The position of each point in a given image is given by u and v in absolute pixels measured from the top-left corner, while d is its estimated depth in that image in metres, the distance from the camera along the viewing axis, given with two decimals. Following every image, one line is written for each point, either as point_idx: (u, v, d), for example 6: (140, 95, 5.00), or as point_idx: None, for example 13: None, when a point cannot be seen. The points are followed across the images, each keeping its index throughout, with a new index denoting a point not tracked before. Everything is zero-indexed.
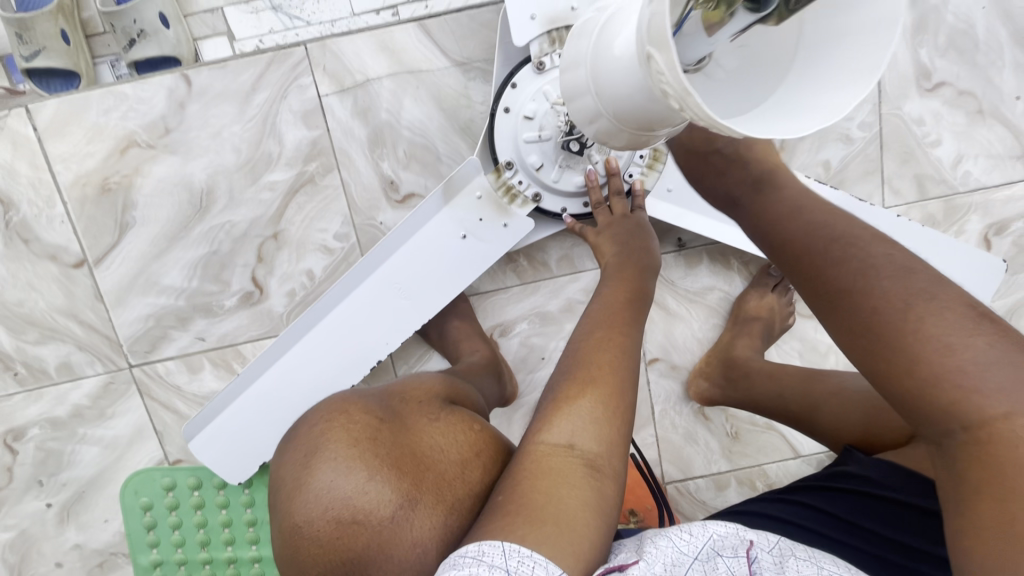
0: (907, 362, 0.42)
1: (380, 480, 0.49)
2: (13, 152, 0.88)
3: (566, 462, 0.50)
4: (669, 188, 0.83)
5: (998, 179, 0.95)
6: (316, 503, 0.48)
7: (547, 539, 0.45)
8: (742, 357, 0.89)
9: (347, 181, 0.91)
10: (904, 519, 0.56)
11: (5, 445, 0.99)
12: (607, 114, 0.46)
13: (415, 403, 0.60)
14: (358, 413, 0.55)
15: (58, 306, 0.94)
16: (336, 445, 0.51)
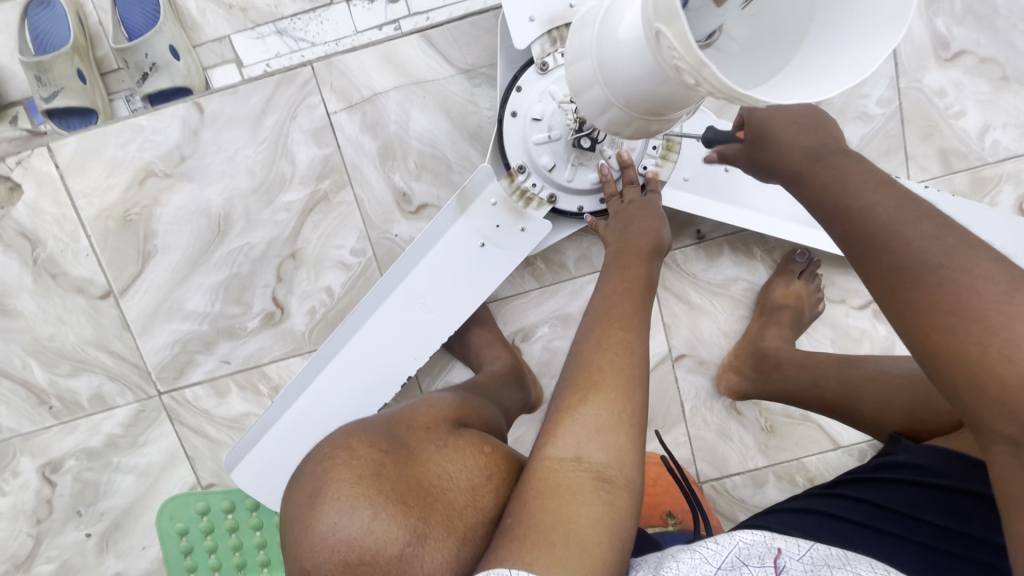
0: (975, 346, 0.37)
1: (387, 516, 0.47)
2: (38, 191, 0.91)
3: (577, 479, 0.49)
4: (685, 177, 0.81)
5: None
6: (322, 546, 0.46)
7: (559, 562, 0.43)
8: (772, 347, 0.86)
9: (360, 197, 0.91)
10: (974, 513, 0.51)
11: (43, 478, 1.01)
12: (621, 103, 0.44)
13: (422, 429, 0.57)
14: (360, 448, 0.52)
15: (88, 337, 0.95)
16: (339, 485, 0.49)
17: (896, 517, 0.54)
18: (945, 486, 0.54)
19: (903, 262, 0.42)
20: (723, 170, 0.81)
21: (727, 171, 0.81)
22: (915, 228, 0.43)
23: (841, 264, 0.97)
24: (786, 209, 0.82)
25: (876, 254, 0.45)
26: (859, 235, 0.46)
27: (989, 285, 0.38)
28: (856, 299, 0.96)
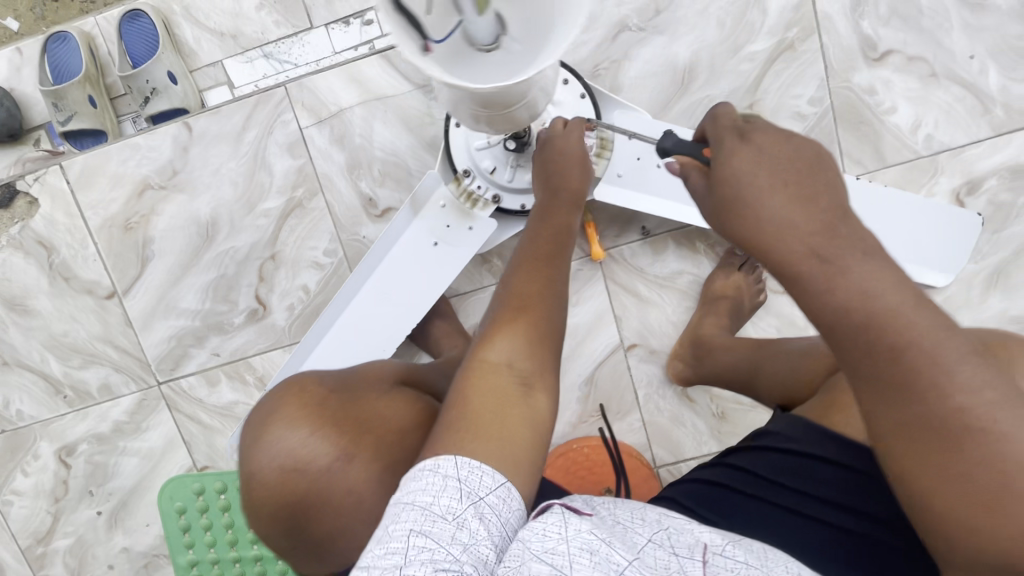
0: (889, 374, 0.43)
1: (324, 435, 0.54)
2: (52, 204, 1.03)
3: (509, 381, 0.57)
4: (619, 173, 0.87)
5: (962, 139, 0.94)
6: (265, 454, 0.53)
7: (493, 451, 0.51)
8: (708, 335, 0.92)
9: (330, 203, 1.00)
10: (831, 478, 0.59)
11: (60, 460, 1.13)
12: (483, 117, 0.54)
13: (367, 379, 0.64)
14: (311, 383, 0.59)
15: (96, 333, 1.07)
16: (284, 408, 0.55)
17: (765, 484, 0.63)
18: (807, 453, 0.61)
19: (846, 285, 0.43)
20: (654, 166, 0.87)
21: (659, 166, 0.87)
22: (841, 251, 0.44)
23: None
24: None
25: (792, 275, 0.45)
26: (800, 243, 0.45)
27: (895, 325, 0.42)
28: None
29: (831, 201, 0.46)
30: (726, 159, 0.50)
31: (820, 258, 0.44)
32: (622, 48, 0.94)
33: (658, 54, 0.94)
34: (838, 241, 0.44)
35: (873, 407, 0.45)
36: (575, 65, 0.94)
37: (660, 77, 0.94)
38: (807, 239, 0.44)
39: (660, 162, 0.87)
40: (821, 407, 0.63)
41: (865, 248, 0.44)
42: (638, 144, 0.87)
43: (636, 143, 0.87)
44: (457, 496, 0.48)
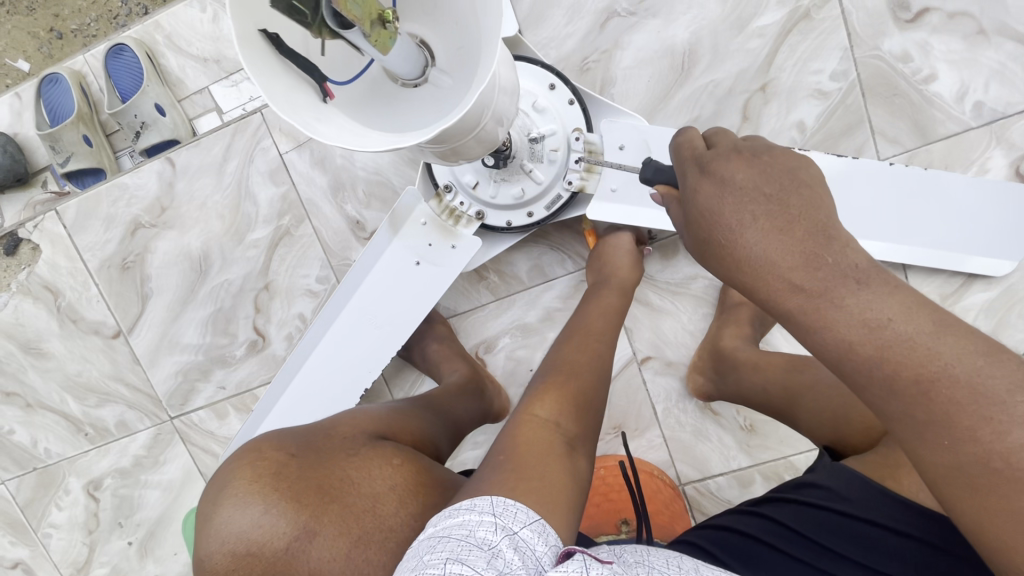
0: (927, 402, 0.35)
1: (278, 515, 0.51)
2: (53, 249, 1.04)
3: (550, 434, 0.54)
4: (612, 188, 0.79)
5: (1021, 103, 0.81)
6: (216, 539, 0.51)
7: (542, 496, 0.45)
8: (731, 348, 0.83)
9: (318, 228, 0.97)
10: (889, 546, 0.51)
11: (89, 494, 1.16)
12: (433, 152, 0.49)
13: (336, 439, 0.60)
14: (269, 449, 0.56)
15: (107, 372, 1.08)
16: (239, 483, 0.53)
17: (812, 547, 0.53)
18: (861, 516, 0.52)
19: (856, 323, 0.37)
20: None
21: None
22: (828, 271, 0.38)
23: None
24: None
25: (797, 296, 0.39)
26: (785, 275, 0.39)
27: (914, 345, 0.36)
28: None
29: (812, 225, 0.40)
30: (691, 197, 0.45)
31: (806, 293, 0.38)
32: (612, 38, 0.85)
33: (653, 39, 0.85)
34: (824, 274, 0.38)
35: (917, 448, 0.36)
36: (562, 59, 0.86)
37: (657, 64, 0.85)
38: (788, 274, 0.39)
39: None
40: (877, 467, 0.53)
41: (859, 277, 0.38)
42: (631, 153, 0.78)
43: (629, 152, 0.78)
44: (492, 529, 0.40)
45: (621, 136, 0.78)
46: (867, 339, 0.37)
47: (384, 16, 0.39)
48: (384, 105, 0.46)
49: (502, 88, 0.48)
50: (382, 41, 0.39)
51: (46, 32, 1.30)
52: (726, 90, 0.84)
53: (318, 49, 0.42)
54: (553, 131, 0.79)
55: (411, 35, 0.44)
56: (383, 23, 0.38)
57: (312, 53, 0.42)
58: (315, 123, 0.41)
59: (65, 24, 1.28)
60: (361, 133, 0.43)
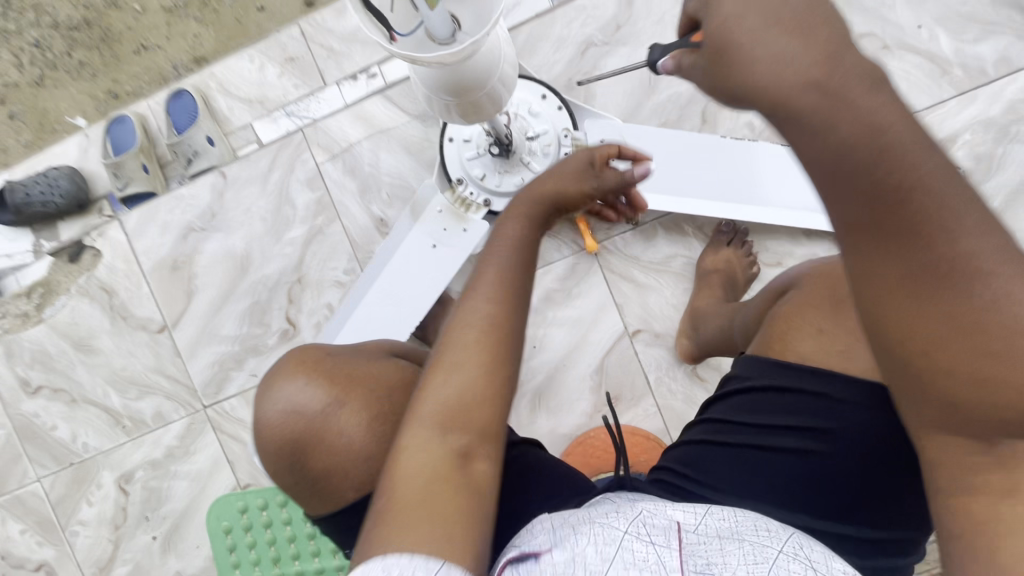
0: (912, 218, 0.39)
1: (318, 389, 0.65)
2: (113, 254, 1.19)
3: (435, 456, 0.55)
4: None
5: (928, 101, 0.99)
6: (271, 404, 0.66)
7: (433, 531, 0.50)
8: (703, 309, 0.97)
9: (347, 226, 1.12)
10: (802, 407, 0.62)
11: (119, 489, 1.23)
12: (455, 105, 0.63)
13: (365, 350, 0.74)
14: (314, 348, 0.70)
15: (150, 365, 1.19)
16: (291, 367, 0.68)
17: (744, 428, 0.65)
18: (778, 391, 0.64)
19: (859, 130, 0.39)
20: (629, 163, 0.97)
21: (632, 164, 0.98)
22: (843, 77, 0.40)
23: (773, 230, 1.05)
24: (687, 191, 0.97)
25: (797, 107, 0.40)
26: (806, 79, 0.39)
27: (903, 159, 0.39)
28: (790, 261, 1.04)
29: (834, 35, 0.41)
30: (714, 18, 0.43)
31: (826, 93, 0.39)
32: (591, 62, 1.05)
33: (625, 62, 1.05)
34: (841, 74, 0.40)
35: (877, 265, 0.41)
36: (552, 80, 1.06)
37: (629, 80, 1.04)
38: (804, 71, 0.40)
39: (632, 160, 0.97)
40: (766, 344, 0.69)
41: (873, 80, 0.40)
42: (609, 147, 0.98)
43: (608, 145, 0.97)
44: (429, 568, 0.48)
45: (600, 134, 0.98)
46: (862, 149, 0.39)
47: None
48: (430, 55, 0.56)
49: (506, 60, 0.65)
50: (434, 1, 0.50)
51: (104, 93, 1.49)
52: (687, 99, 1.03)
53: (388, 7, 0.54)
54: (546, 130, 0.97)
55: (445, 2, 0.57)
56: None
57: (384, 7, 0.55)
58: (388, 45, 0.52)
59: (122, 87, 1.49)
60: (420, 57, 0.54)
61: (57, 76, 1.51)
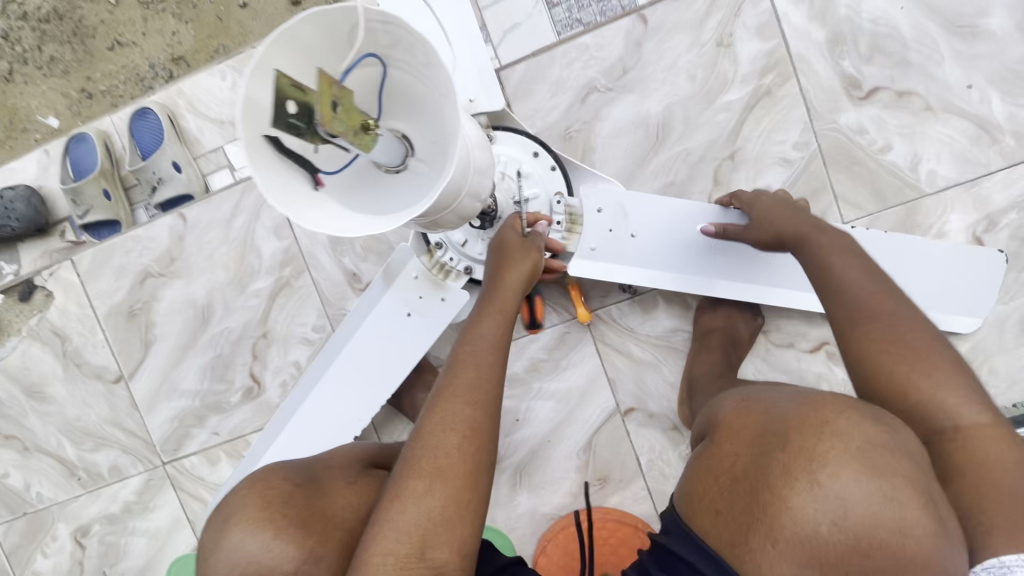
0: (917, 385, 0.57)
1: (284, 539, 0.53)
2: (65, 296, 1.10)
3: (415, 568, 0.51)
4: (593, 247, 0.84)
5: (972, 174, 0.87)
6: (224, 563, 0.53)
7: None
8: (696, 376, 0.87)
9: (317, 279, 1.02)
10: None
11: (76, 541, 1.15)
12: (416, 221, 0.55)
13: (335, 470, 0.63)
14: (275, 479, 0.58)
15: (105, 416, 1.11)
16: (248, 510, 0.54)
17: None
18: None
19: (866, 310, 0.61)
20: (630, 236, 0.84)
21: (634, 235, 0.84)
22: (865, 289, 0.63)
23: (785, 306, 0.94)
24: (693, 268, 0.85)
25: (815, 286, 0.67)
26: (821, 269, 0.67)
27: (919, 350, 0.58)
28: (804, 342, 0.93)
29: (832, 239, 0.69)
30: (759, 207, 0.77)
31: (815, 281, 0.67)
32: (592, 110, 0.93)
33: (630, 111, 0.93)
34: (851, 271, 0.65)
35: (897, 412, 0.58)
36: (546, 129, 0.94)
37: (634, 133, 0.92)
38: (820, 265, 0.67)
39: (634, 232, 0.83)
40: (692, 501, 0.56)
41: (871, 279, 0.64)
42: (608, 215, 0.83)
43: (606, 213, 0.83)
44: None
45: (598, 200, 0.82)
46: (875, 324, 0.61)
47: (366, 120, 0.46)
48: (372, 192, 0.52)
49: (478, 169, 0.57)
50: (367, 143, 0.46)
51: (77, 92, 1.35)
52: (698, 157, 0.91)
53: (312, 147, 0.48)
54: (536, 195, 0.86)
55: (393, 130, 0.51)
56: (368, 129, 0.46)
57: (304, 149, 0.47)
58: (305, 207, 0.48)
59: (96, 86, 1.33)
60: (347, 217, 0.50)
61: (27, 71, 1.36)
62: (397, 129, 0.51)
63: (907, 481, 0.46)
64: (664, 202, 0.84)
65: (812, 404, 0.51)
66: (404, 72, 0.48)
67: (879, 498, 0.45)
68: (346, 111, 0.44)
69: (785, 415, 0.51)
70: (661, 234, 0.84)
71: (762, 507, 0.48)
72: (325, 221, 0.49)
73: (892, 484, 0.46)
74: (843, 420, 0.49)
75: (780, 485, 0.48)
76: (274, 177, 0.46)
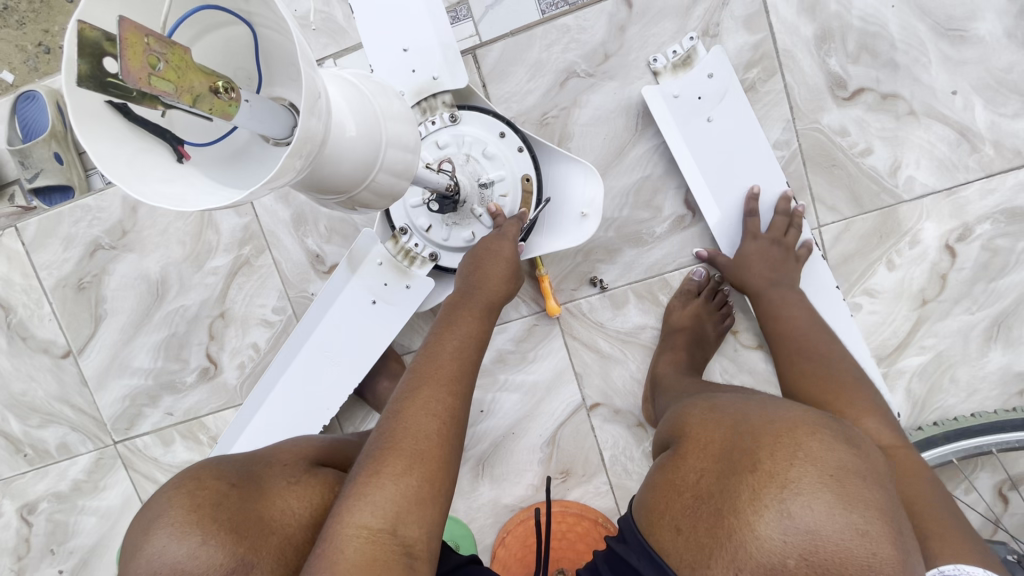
0: (837, 400, 0.65)
1: (214, 544, 0.47)
2: (9, 265, 1.05)
3: (382, 552, 0.45)
4: (675, 95, 0.85)
5: (950, 182, 0.86)
6: (146, 568, 0.46)
7: None
8: (663, 374, 0.85)
9: (278, 259, 0.98)
10: None
11: (22, 519, 1.11)
12: (335, 201, 0.47)
13: (278, 467, 0.58)
14: (209, 477, 0.51)
15: (53, 392, 1.07)
16: (173, 511, 0.48)
17: None
18: None
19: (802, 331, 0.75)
20: (704, 119, 0.84)
21: (709, 120, 0.84)
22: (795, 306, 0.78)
23: None
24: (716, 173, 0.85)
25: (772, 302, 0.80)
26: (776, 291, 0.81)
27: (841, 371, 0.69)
28: None
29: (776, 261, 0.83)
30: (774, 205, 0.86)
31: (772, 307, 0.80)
32: (571, 96, 0.90)
33: (609, 100, 0.89)
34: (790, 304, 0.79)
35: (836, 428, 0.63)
36: (522, 114, 0.91)
37: (613, 123, 0.90)
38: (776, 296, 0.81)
39: (711, 115, 0.84)
40: (648, 512, 0.52)
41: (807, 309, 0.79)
42: (712, 84, 0.84)
43: (714, 83, 0.84)
44: None
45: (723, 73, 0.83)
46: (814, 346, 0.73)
47: (218, 79, 0.33)
48: (249, 168, 0.39)
49: (392, 144, 0.47)
50: (223, 109, 0.33)
51: (33, 46, 1.24)
52: None
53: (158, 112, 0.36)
54: (502, 177, 0.82)
55: (276, 97, 0.38)
56: (222, 86, 0.33)
57: (149, 115, 0.36)
58: (150, 178, 0.35)
59: (54, 39, 1.23)
60: (212, 191, 0.37)
61: None
62: (281, 98, 0.38)
63: (878, 511, 0.41)
64: (755, 124, 0.84)
65: (786, 421, 0.46)
66: (273, 29, 0.36)
67: (856, 533, 0.40)
68: (177, 67, 0.31)
69: (759, 431, 0.46)
70: (736, 130, 0.84)
71: (727, 532, 0.44)
72: (169, 198, 0.35)
73: (864, 517, 0.41)
74: (816, 442, 0.43)
75: (746, 507, 0.43)
76: (101, 146, 0.34)
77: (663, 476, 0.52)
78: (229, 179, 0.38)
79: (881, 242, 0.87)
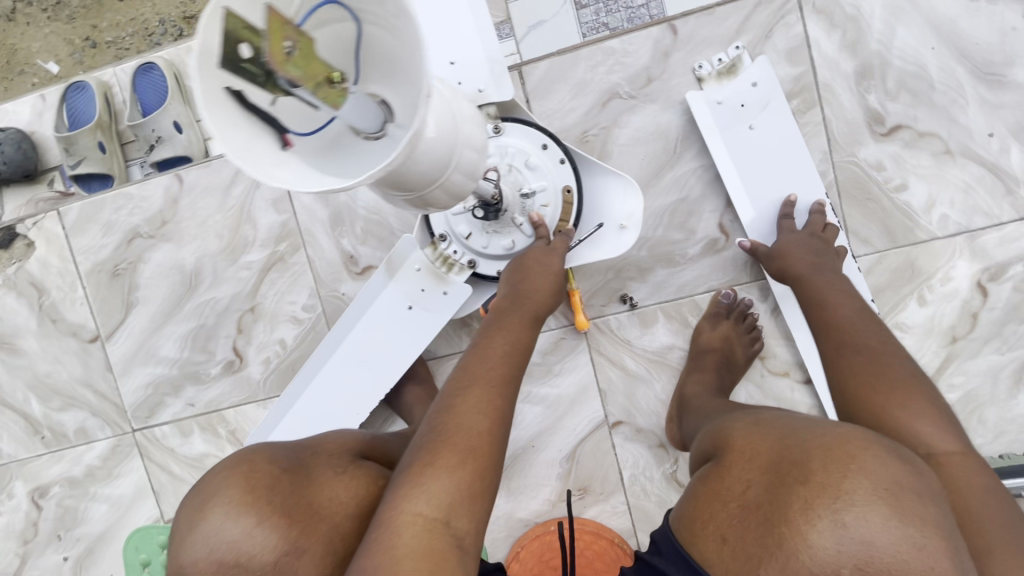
0: (888, 403, 0.59)
1: (268, 527, 0.48)
2: (47, 247, 1.06)
3: (430, 539, 0.45)
4: (718, 101, 0.88)
5: (984, 222, 0.87)
6: (201, 546, 0.47)
7: None
8: (690, 395, 0.85)
9: (312, 258, 0.99)
10: None
11: (33, 502, 1.10)
12: (405, 198, 0.48)
13: (324, 455, 0.58)
14: (261, 459, 0.52)
15: (77, 376, 1.07)
16: (228, 491, 0.49)
17: None
18: None
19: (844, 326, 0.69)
20: (746, 126, 0.86)
21: (751, 127, 0.86)
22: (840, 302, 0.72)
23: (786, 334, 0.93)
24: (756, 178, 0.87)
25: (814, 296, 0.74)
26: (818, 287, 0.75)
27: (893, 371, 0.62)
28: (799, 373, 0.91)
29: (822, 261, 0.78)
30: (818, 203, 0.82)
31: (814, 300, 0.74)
32: (613, 116, 0.92)
33: (650, 122, 0.91)
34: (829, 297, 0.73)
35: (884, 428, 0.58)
36: (564, 130, 0.93)
37: (652, 144, 0.92)
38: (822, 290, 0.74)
39: (753, 122, 0.86)
40: (691, 523, 0.53)
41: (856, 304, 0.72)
42: (755, 93, 0.86)
43: (756, 92, 0.86)
44: None
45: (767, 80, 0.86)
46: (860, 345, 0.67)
47: (331, 72, 0.36)
48: (343, 159, 0.40)
49: (464, 145, 0.48)
50: (332, 99, 0.36)
51: (81, 40, 1.28)
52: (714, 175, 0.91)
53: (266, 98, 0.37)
54: (544, 188, 0.83)
55: (370, 92, 0.40)
56: (336, 78, 0.36)
57: (259, 100, 0.37)
58: (263, 162, 0.37)
59: (102, 35, 1.26)
60: (316, 178, 0.39)
61: (31, 13, 1.29)
62: (374, 94, 0.40)
63: (936, 529, 0.41)
64: (795, 134, 0.86)
65: (839, 435, 0.46)
66: (378, 26, 0.38)
67: (910, 546, 0.40)
68: (306, 55, 0.33)
69: (810, 445, 0.46)
70: (778, 138, 0.86)
71: (777, 542, 0.44)
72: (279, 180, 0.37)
73: (922, 532, 0.40)
74: (871, 457, 0.43)
75: (798, 518, 0.43)
76: (226, 131, 0.36)
77: (709, 487, 0.52)
78: (328, 168, 0.40)
79: (913, 277, 0.88)
